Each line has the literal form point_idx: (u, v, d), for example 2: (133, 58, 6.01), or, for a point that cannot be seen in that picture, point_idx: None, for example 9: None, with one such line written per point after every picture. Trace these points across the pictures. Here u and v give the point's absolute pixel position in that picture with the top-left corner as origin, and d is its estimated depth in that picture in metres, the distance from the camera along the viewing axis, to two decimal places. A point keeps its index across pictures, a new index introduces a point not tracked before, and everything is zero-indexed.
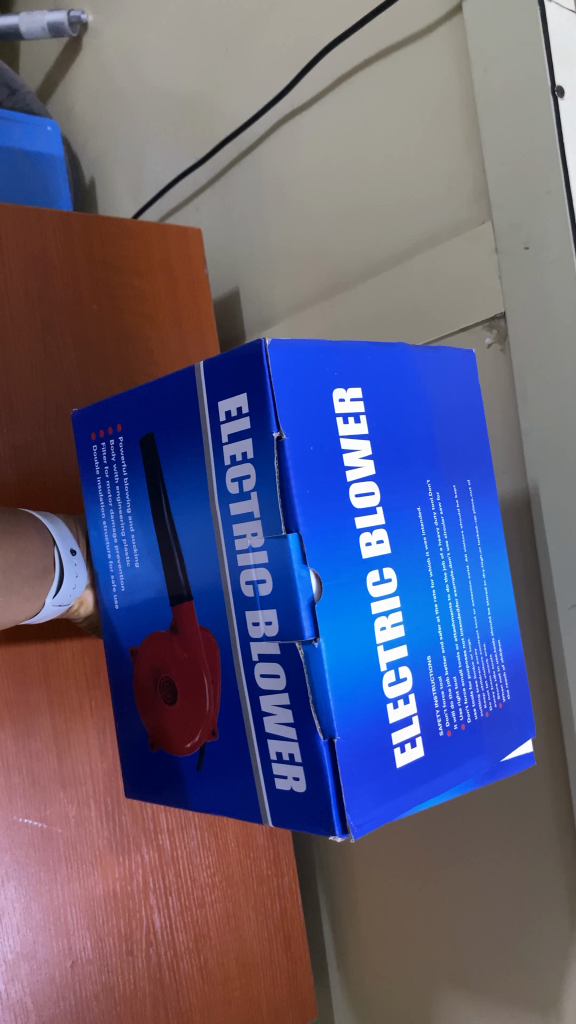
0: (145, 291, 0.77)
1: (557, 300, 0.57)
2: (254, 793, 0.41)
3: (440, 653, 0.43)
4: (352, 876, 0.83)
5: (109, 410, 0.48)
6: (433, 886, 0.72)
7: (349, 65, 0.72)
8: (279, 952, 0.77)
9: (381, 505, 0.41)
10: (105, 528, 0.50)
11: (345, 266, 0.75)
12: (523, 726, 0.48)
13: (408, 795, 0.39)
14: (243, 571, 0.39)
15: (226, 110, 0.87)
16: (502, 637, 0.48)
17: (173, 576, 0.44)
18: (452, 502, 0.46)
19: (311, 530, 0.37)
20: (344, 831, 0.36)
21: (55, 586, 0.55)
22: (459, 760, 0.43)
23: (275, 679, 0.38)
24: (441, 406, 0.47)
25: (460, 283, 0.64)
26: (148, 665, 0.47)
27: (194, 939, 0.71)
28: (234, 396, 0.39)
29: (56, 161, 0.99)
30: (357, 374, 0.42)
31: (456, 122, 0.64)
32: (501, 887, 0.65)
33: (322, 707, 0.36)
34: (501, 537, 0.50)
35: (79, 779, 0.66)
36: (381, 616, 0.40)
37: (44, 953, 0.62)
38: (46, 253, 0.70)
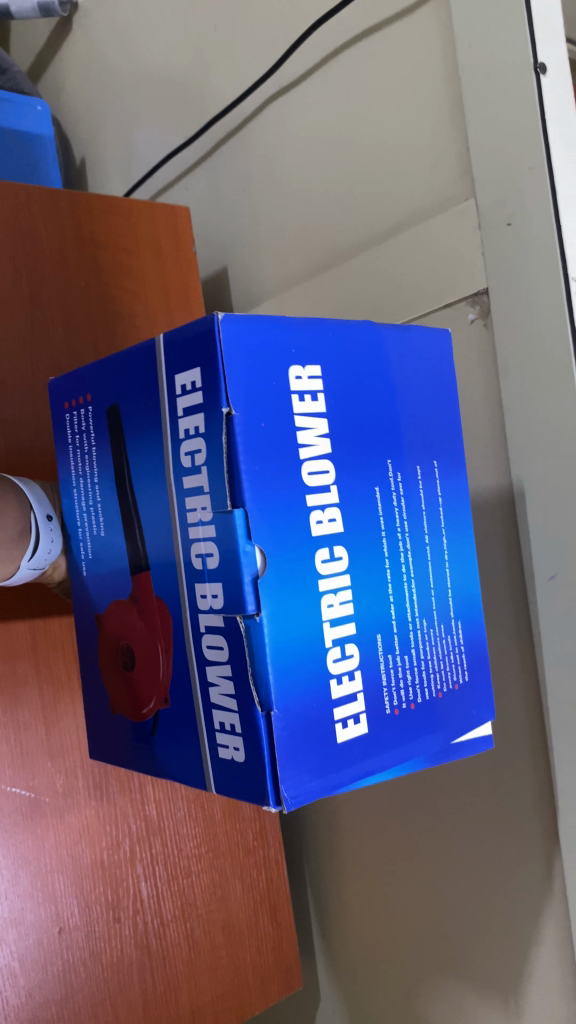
0: (134, 268, 0.77)
1: (538, 276, 0.57)
2: (199, 756, 0.43)
3: (391, 633, 0.44)
4: (337, 849, 0.84)
5: (80, 380, 0.50)
6: (412, 855, 0.74)
7: (336, 44, 0.72)
8: (265, 922, 0.78)
9: (336, 483, 0.42)
10: (77, 494, 0.53)
11: (330, 244, 0.76)
12: (480, 708, 0.49)
13: (349, 770, 0.40)
14: (194, 543, 0.41)
15: (215, 89, 0.87)
16: (464, 621, 0.49)
17: (133, 545, 0.47)
18: (415, 480, 0.47)
19: (256, 507, 0.38)
20: (278, 801, 0.37)
21: (30, 551, 0.56)
22: (407, 739, 0.44)
23: (219, 650, 0.40)
24: (407, 386, 0.47)
25: (442, 260, 0.64)
26: (115, 631, 0.49)
27: (181, 907, 0.72)
28: (188, 370, 0.40)
29: (45, 142, 0.99)
30: (316, 351, 0.42)
31: (439, 99, 0.64)
32: (477, 855, 0.67)
33: (260, 679, 0.38)
34: (468, 515, 0.51)
35: (66, 749, 0.67)
36: (329, 594, 0.41)
37: (32, 918, 0.63)
38: (35, 228, 0.70)
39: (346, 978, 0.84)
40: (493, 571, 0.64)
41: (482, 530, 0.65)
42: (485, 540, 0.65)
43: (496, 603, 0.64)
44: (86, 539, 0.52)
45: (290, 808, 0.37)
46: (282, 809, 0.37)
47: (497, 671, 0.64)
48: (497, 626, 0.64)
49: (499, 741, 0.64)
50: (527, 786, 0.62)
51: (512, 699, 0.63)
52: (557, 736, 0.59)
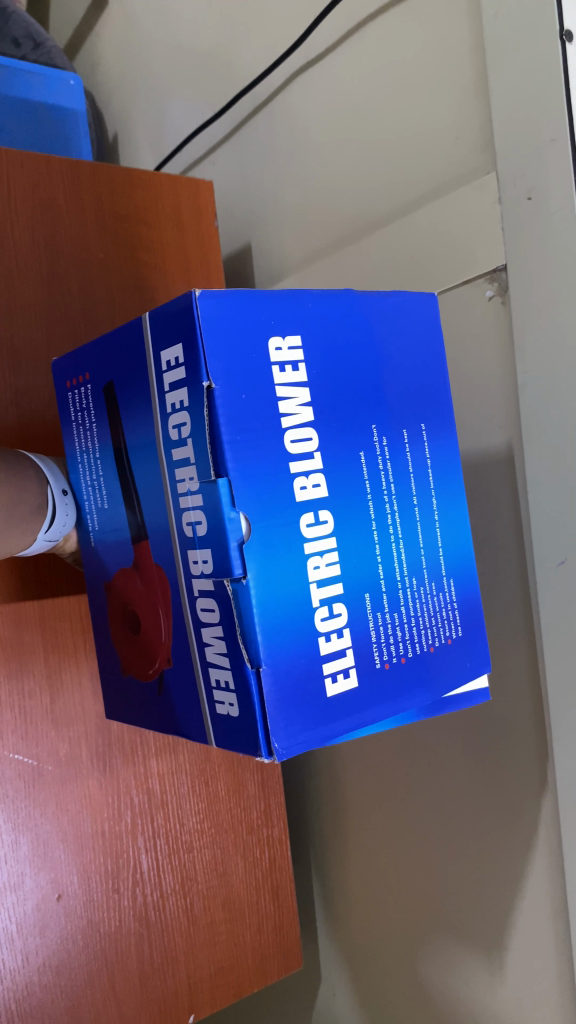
0: (154, 241, 0.77)
1: (557, 252, 0.56)
2: (201, 718, 0.44)
3: (380, 593, 0.46)
4: (346, 831, 0.84)
5: (78, 361, 0.52)
6: (419, 840, 0.73)
7: (363, 15, 0.71)
8: (266, 901, 0.78)
9: (319, 451, 0.44)
10: (82, 471, 0.55)
11: (353, 220, 0.74)
12: (476, 661, 0.50)
13: (341, 722, 0.42)
14: (184, 512, 0.43)
15: (245, 63, 0.86)
16: (456, 577, 0.51)
17: (134, 516, 0.49)
18: (402, 446, 0.48)
19: (239, 474, 0.40)
20: (270, 753, 0.39)
21: (46, 524, 0.56)
22: (399, 693, 0.45)
23: (211, 613, 0.42)
24: (392, 354, 0.49)
25: (462, 236, 0.63)
26: (121, 599, 0.52)
27: (181, 881, 0.72)
28: (173, 346, 0.42)
29: (77, 115, 0.99)
30: (295, 320, 0.44)
31: (463, 71, 0.63)
32: (483, 842, 0.66)
33: (250, 638, 0.39)
34: (460, 475, 0.52)
35: (71, 719, 0.68)
36: (315, 556, 0.42)
37: (32, 884, 0.64)
38: (54, 201, 0.70)
39: (351, 959, 0.84)
40: (506, 554, 0.63)
41: (497, 512, 0.64)
42: (499, 523, 0.64)
43: (507, 587, 0.63)
44: (92, 511, 0.55)
45: (281, 758, 0.39)
46: (274, 759, 0.39)
47: (505, 655, 0.64)
48: (506, 609, 0.63)
49: (505, 727, 0.63)
50: (531, 773, 0.61)
51: (518, 685, 0.62)
52: (558, 725, 0.57)
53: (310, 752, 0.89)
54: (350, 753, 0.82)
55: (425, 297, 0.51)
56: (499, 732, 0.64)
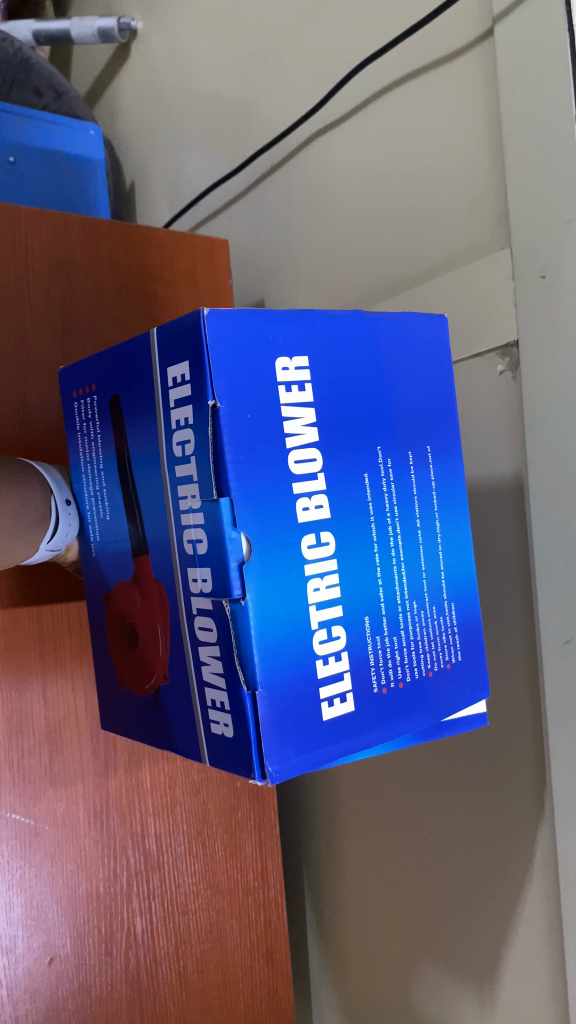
0: (168, 299, 0.77)
1: (569, 334, 0.56)
2: (196, 736, 0.45)
3: (380, 615, 0.46)
4: (345, 891, 0.83)
5: (86, 371, 0.53)
6: (419, 903, 0.73)
7: (382, 84, 0.72)
8: (260, 964, 0.76)
9: (323, 471, 0.44)
10: (85, 480, 0.56)
11: (367, 283, 0.75)
12: (475, 687, 0.51)
13: (334, 746, 0.42)
14: (185, 529, 0.43)
15: (264, 122, 0.87)
16: (457, 602, 0.51)
17: (135, 528, 0.50)
18: (406, 466, 0.49)
19: (241, 494, 0.40)
20: (263, 776, 0.39)
21: (49, 532, 0.56)
22: (396, 717, 0.46)
23: (209, 632, 0.42)
24: (398, 375, 0.49)
25: (475, 308, 0.64)
26: (118, 613, 0.52)
27: (175, 944, 0.71)
28: (179, 363, 0.42)
29: (96, 164, 1.00)
30: (303, 341, 0.44)
31: (480, 145, 0.63)
32: (483, 910, 0.65)
33: (246, 661, 0.39)
34: (465, 497, 0.52)
35: (69, 778, 0.67)
36: (315, 578, 0.43)
37: (24, 947, 0.64)
38: (71, 258, 0.71)
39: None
40: (511, 622, 0.63)
41: (503, 587, 0.64)
42: (505, 590, 0.64)
43: (511, 657, 0.63)
44: (95, 520, 0.55)
45: (274, 780, 0.39)
46: (267, 782, 0.39)
47: (507, 723, 0.63)
48: (509, 677, 0.63)
49: (509, 796, 0.63)
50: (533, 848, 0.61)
51: (521, 755, 0.62)
52: (561, 800, 0.57)
53: (310, 809, 0.88)
54: (352, 808, 0.81)
55: (432, 316, 0.52)
56: (502, 800, 0.63)
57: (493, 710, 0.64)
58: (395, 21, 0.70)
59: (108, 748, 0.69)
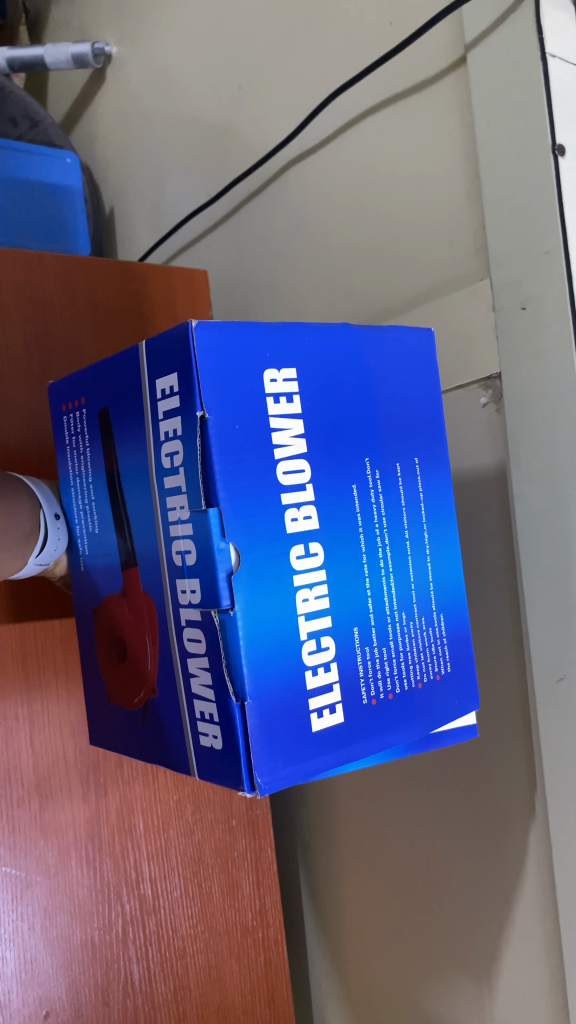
0: (148, 333, 0.76)
1: (552, 368, 0.55)
2: (184, 751, 0.44)
3: (369, 627, 0.45)
4: (345, 926, 0.82)
5: (73, 384, 0.52)
6: (420, 939, 0.71)
7: (357, 110, 0.71)
8: (261, 1005, 0.76)
9: (311, 482, 0.43)
10: (74, 494, 0.55)
11: (349, 312, 0.74)
12: (464, 700, 0.50)
13: (324, 758, 0.41)
14: (174, 541, 0.42)
15: (241, 148, 0.86)
16: (445, 612, 0.50)
17: (123, 542, 0.49)
18: (394, 480, 0.48)
19: (230, 503, 0.39)
20: (253, 788, 0.38)
21: (38, 547, 0.55)
22: (385, 728, 0.45)
23: (197, 644, 0.41)
24: (385, 385, 0.48)
25: (457, 341, 0.62)
26: (107, 629, 0.51)
27: (174, 990, 0.70)
28: (168, 375, 0.41)
29: (74, 192, 0.99)
30: (291, 353, 0.43)
31: (457, 174, 0.62)
32: (485, 946, 0.64)
33: (235, 671, 0.39)
34: (453, 516, 0.52)
35: (60, 826, 0.66)
36: (304, 589, 0.42)
37: (18, 1003, 0.63)
38: (47, 296, 0.70)
39: None
40: (503, 656, 0.62)
41: (492, 621, 0.63)
42: (496, 625, 0.62)
43: (501, 693, 0.62)
44: (83, 534, 0.54)
45: (264, 793, 0.38)
46: (257, 795, 0.39)
47: (502, 759, 0.62)
48: (502, 712, 0.62)
49: (506, 834, 0.62)
50: (532, 887, 0.60)
51: (517, 791, 0.61)
52: (560, 838, 0.56)
53: (308, 841, 0.87)
54: (350, 841, 0.80)
55: (418, 330, 0.51)
56: (500, 835, 0.62)
57: (488, 745, 0.63)
58: (369, 48, 0.69)
59: (98, 794, 0.68)
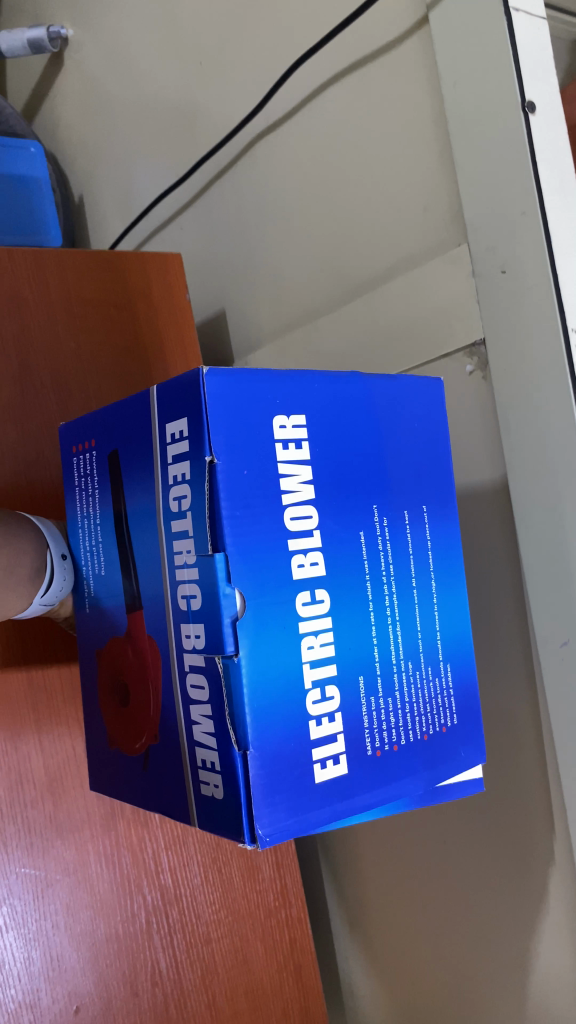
0: (126, 320, 0.75)
1: (536, 332, 0.54)
2: (185, 799, 0.44)
3: (374, 676, 0.46)
4: (363, 902, 0.82)
5: (86, 427, 0.52)
6: (439, 913, 0.71)
7: (321, 79, 0.70)
8: (290, 983, 0.76)
9: (318, 529, 0.44)
10: (81, 534, 0.55)
11: (327, 287, 0.73)
12: (470, 752, 0.50)
13: (324, 810, 0.41)
14: (180, 585, 0.43)
15: (206, 126, 0.85)
16: (453, 662, 0.51)
17: (129, 585, 0.49)
18: (402, 526, 0.49)
19: (237, 549, 0.40)
20: (253, 840, 0.38)
21: (43, 587, 0.56)
22: (390, 780, 0.45)
23: (201, 690, 0.42)
24: (395, 432, 0.49)
25: (438, 313, 0.61)
26: (110, 671, 0.51)
27: (202, 975, 0.70)
28: (178, 419, 0.42)
29: (41, 181, 0.97)
30: (301, 401, 0.44)
31: (427, 139, 0.61)
32: (503, 915, 0.64)
33: (238, 720, 0.39)
34: (461, 559, 0.53)
35: (76, 824, 0.66)
36: (309, 636, 0.43)
37: (48, 1000, 0.63)
38: (20, 292, 0.69)
39: None
40: (507, 629, 0.61)
41: (492, 592, 0.62)
42: (496, 599, 0.62)
43: (505, 662, 0.62)
44: (88, 573, 0.54)
45: (265, 845, 0.38)
46: (257, 846, 0.39)
47: (510, 729, 0.62)
48: (507, 682, 0.62)
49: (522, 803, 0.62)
50: (549, 851, 0.60)
51: (529, 759, 0.61)
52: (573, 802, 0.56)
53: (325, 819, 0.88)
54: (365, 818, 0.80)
55: (429, 382, 0.52)
56: (514, 803, 0.62)
57: (495, 716, 0.63)
58: (328, 14, 0.67)
59: None
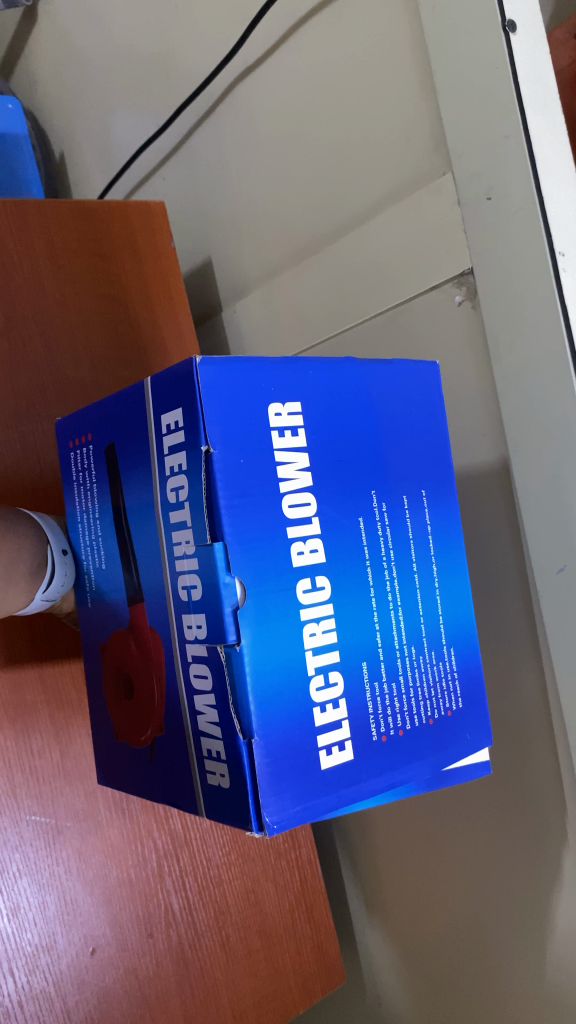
0: (111, 272, 0.74)
1: (524, 257, 0.54)
2: (192, 789, 0.44)
3: (378, 661, 0.45)
4: (365, 849, 0.82)
5: (81, 421, 0.52)
6: (440, 856, 0.72)
7: (298, 14, 0.68)
8: (302, 922, 0.77)
9: (317, 516, 0.43)
10: (81, 530, 0.55)
11: (312, 227, 0.72)
12: (476, 734, 0.49)
13: (331, 797, 0.41)
14: (180, 576, 0.42)
15: (183, 70, 0.83)
16: (456, 646, 0.50)
17: (130, 577, 0.49)
18: (401, 510, 0.48)
19: (236, 539, 0.39)
20: (261, 827, 0.38)
21: (44, 583, 0.55)
22: (396, 764, 0.45)
23: (205, 680, 0.41)
24: (392, 416, 0.48)
25: (425, 245, 0.61)
26: (113, 662, 0.51)
27: (214, 916, 0.72)
28: (173, 410, 0.42)
29: (20, 139, 0.96)
30: (296, 388, 0.43)
31: (407, 68, 0.60)
32: (504, 850, 0.65)
33: (242, 709, 0.39)
34: (461, 544, 0.52)
35: (84, 773, 0.67)
36: (311, 624, 0.42)
37: (64, 943, 0.64)
38: (3, 243, 0.68)
39: (377, 976, 0.83)
40: (502, 567, 0.61)
41: (488, 525, 0.62)
42: (492, 536, 0.62)
43: (502, 597, 0.62)
44: (89, 567, 0.54)
45: (273, 832, 0.38)
46: (265, 833, 0.38)
47: (508, 662, 0.62)
48: (505, 615, 0.62)
49: (521, 737, 0.61)
50: (551, 781, 0.59)
51: (528, 692, 0.60)
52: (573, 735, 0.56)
53: None
54: None
55: (423, 368, 0.51)
56: (512, 738, 0.62)
57: (495, 651, 0.63)
58: None
59: None
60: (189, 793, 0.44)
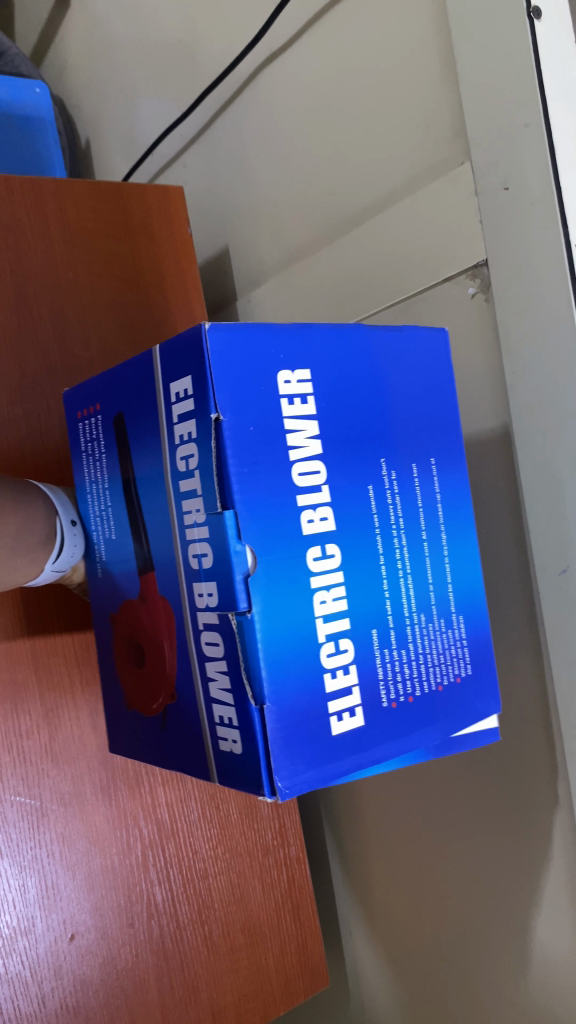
0: (125, 255, 0.74)
1: (539, 248, 0.53)
2: (204, 757, 0.43)
3: (387, 629, 0.44)
4: (355, 851, 0.81)
5: (90, 390, 0.51)
6: (430, 860, 0.70)
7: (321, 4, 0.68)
8: (288, 922, 0.76)
9: (327, 484, 0.42)
10: (90, 501, 0.54)
11: (330, 217, 0.71)
12: (486, 701, 0.48)
13: (341, 763, 0.40)
14: (190, 544, 0.42)
15: (207, 58, 0.83)
16: (465, 615, 0.48)
17: (140, 548, 0.48)
18: (410, 479, 0.47)
19: (246, 506, 0.38)
20: (273, 791, 0.38)
21: (54, 554, 0.55)
22: (405, 731, 0.43)
23: (216, 647, 0.41)
24: (399, 387, 0.47)
25: (441, 235, 0.60)
26: (124, 632, 0.51)
27: (198, 910, 0.70)
28: (182, 379, 0.41)
29: (45, 122, 0.96)
30: (305, 355, 0.42)
31: (429, 56, 0.59)
32: (493, 858, 0.63)
33: (254, 674, 0.38)
34: (470, 510, 0.50)
35: (71, 756, 0.66)
36: (321, 590, 0.41)
37: (42, 926, 0.63)
38: (18, 221, 0.68)
39: (362, 980, 0.81)
40: (502, 566, 0.60)
41: (490, 524, 0.61)
42: (494, 535, 0.60)
43: (503, 598, 0.60)
44: (99, 539, 0.53)
45: (284, 797, 0.37)
46: (278, 798, 0.38)
47: (506, 663, 0.60)
48: (505, 616, 0.60)
49: (516, 743, 0.60)
50: (544, 787, 0.58)
51: (525, 696, 0.59)
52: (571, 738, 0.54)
53: None
54: None
55: (431, 328, 0.49)
56: (507, 745, 0.60)
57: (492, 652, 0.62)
58: None
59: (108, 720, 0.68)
60: (196, 767, 0.44)
